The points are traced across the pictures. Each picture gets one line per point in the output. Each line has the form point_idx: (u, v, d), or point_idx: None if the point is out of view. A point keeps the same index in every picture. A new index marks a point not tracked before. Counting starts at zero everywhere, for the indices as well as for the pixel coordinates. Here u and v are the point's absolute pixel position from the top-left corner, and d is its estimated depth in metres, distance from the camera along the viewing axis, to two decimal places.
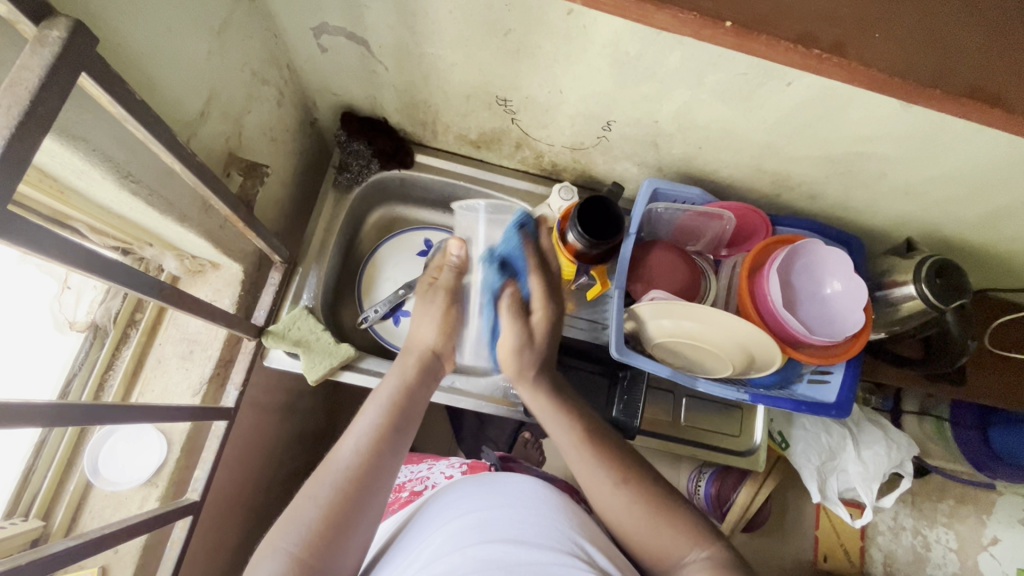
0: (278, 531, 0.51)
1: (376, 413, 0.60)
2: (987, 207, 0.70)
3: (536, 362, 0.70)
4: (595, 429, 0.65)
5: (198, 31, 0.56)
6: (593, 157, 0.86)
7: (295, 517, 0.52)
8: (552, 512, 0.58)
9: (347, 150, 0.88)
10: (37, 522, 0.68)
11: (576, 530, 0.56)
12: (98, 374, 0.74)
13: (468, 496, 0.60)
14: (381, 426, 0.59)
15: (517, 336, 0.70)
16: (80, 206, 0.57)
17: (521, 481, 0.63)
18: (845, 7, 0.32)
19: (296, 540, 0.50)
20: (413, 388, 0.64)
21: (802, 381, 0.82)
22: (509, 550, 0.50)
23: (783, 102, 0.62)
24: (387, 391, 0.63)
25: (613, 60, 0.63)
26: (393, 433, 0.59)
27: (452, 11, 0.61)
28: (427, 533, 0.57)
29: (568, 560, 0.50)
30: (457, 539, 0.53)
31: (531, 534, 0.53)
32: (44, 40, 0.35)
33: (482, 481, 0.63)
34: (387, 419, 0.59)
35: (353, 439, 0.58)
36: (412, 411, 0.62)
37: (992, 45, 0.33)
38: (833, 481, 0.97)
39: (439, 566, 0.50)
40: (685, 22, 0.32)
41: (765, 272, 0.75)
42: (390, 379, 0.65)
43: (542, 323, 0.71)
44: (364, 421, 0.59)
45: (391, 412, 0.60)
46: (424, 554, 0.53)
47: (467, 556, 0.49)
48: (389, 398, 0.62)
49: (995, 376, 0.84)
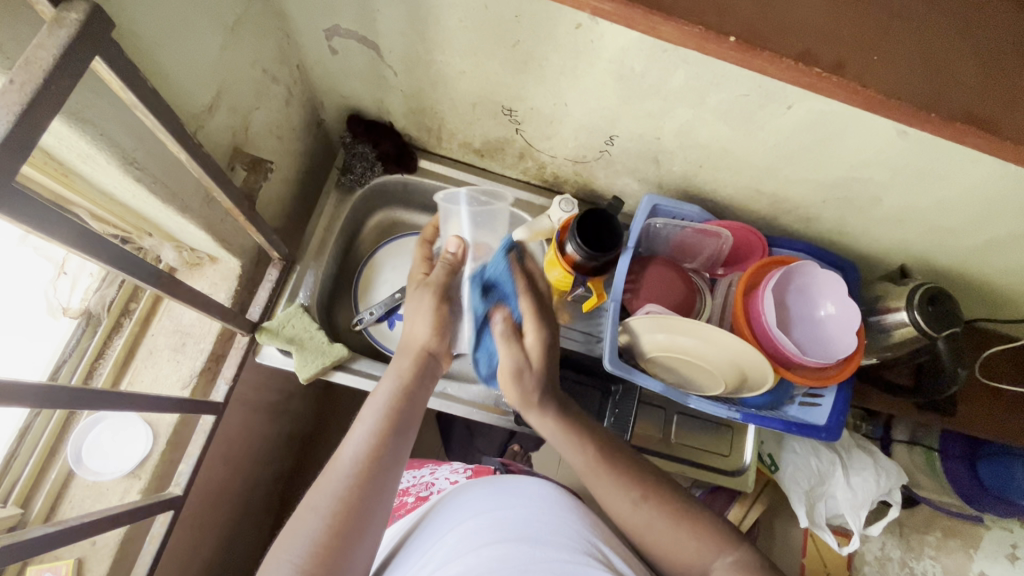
0: (284, 543, 0.51)
1: (372, 420, 0.59)
2: (980, 237, 0.72)
3: (538, 387, 0.67)
4: (607, 446, 0.64)
5: (211, 25, 0.57)
6: (594, 171, 0.87)
7: (299, 529, 0.51)
8: (565, 512, 0.58)
9: (352, 151, 0.89)
10: (15, 510, 0.67)
11: (589, 529, 0.56)
12: (88, 362, 0.73)
13: (482, 496, 0.61)
14: (380, 432, 0.58)
15: (515, 360, 0.68)
16: (83, 190, 0.58)
17: (531, 482, 0.64)
18: (846, 29, 0.33)
19: (302, 550, 0.50)
20: (411, 388, 0.64)
21: (793, 404, 0.82)
22: (522, 550, 0.51)
23: (783, 125, 0.64)
24: (382, 395, 0.62)
25: (618, 75, 0.64)
26: (392, 438, 0.58)
27: (463, 20, 0.62)
28: (441, 532, 0.58)
29: (583, 559, 0.51)
30: (472, 538, 0.53)
31: (544, 531, 0.54)
32: (62, 21, 0.36)
33: (492, 482, 0.64)
34: (384, 423, 0.59)
35: (351, 447, 0.57)
36: (411, 411, 0.62)
37: (985, 74, 0.34)
38: (822, 506, 0.97)
39: (455, 566, 0.50)
40: (690, 35, 0.33)
41: (759, 291, 0.75)
42: (384, 382, 0.64)
43: (536, 345, 0.69)
44: (362, 426, 0.59)
45: (389, 415, 0.60)
46: (439, 554, 0.54)
47: (484, 556, 0.50)
48: (386, 402, 0.61)
49: (986, 407, 0.84)
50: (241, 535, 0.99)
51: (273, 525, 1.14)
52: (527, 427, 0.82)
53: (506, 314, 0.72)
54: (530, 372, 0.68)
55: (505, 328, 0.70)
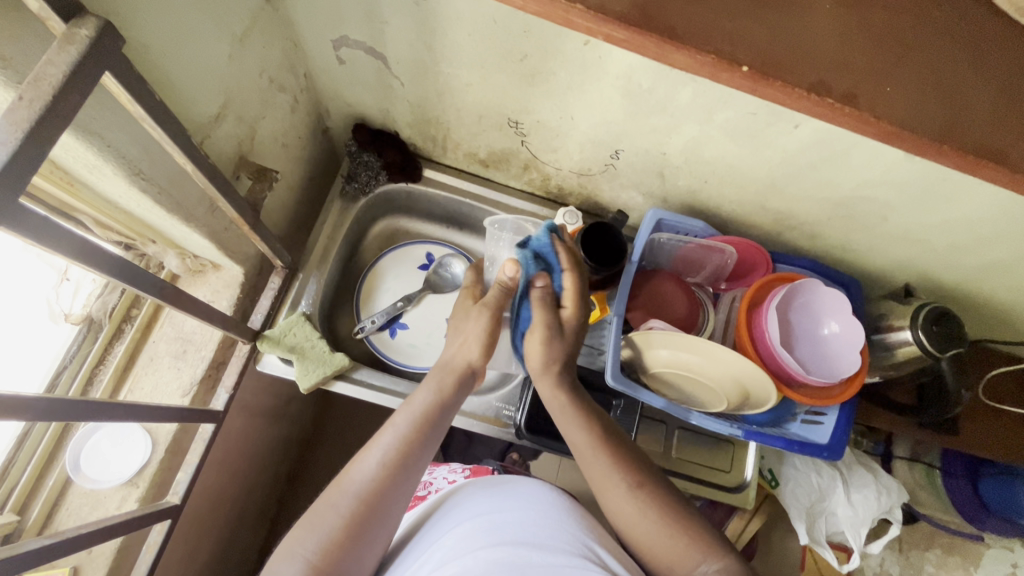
0: (295, 537, 0.52)
1: (403, 426, 0.58)
2: (985, 258, 0.71)
3: (562, 356, 0.66)
4: (609, 431, 0.64)
5: (219, 35, 0.57)
6: (599, 184, 0.87)
7: (310, 524, 0.52)
8: (562, 515, 0.57)
9: (357, 159, 0.89)
10: (12, 517, 0.66)
11: (586, 533, 0.56)
12: (88, 369, 0.73)
13: (482, 499, 0.60)
14: (408, 440, 0.57)
15: (547, 327, 0.66)
16: (88, 199, 0.57)
17: (531, 486, 0.63)
18: (858, 59, 0.33)
19: (313, 544, 0.50)
20: (448, 403, 0.62)
21: (795, 420, 0.81)
22: (519, 553, 0.50)
23: (789, 144, 0.64)
24: (417, 405, 0.60)
25: (625, 91, 0.64)
26: (419, 446, 0.57)
27: (471, 34, 0.63)
28: (440, 534, 0.57)
29: (578, 562, 0.50)
30: (469, 541, 0.53)
31: (541, 535, 0.53)
32: (72, 38, 0.35)
33: (491, 484, 0.63)
34: (414, 431, 0.58)
35: (376, 449, 0.56)
36: (440, 426, 0.60)
37: (998, 107, 0.34)
38: (822, 523, 0.97)
39: (451, 568, 0.50)
40: (703, 64, 0.32)
41: (763, 309, 0.75)
42: (420, 392, 0.62)
43: (573, 318, 0.67)
44: (389, 433, 0.57)
45: (420, 426, 0.58)
46: (437, 555, 0.53)
47: (480, 559, 0.49)
48: (420, 411, 0.59)
49: (988, 429, 0.83)
50: (238, 541, 0.99)
51: (269, 531, 1.14)
52: (528, 441, 0.82)
53: (548, 286, 0.68)
54: (561, 339, 0.66)
55: (544, 295, 0.67)
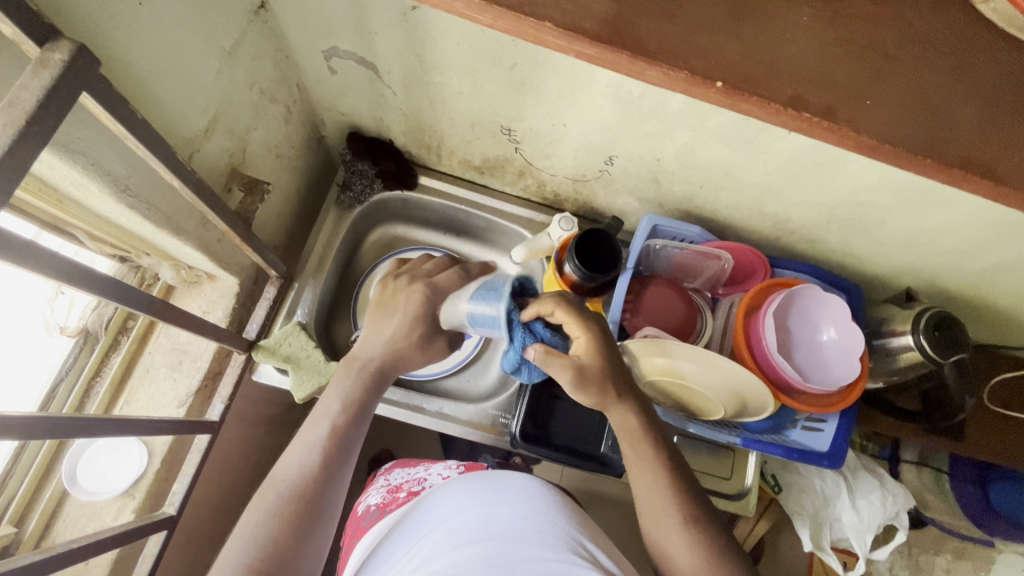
0: (231, 545, 0.49)
1: (329, 415, 0.56)
2: (988, 262, 0.70)
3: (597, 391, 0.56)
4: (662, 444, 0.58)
5: (207, 50, 0.57)
6: (595, 190, 0.86)
7: (245, 527, 0.50)
8: (552, 508, 0.57)
9: (352, 168, 0.89)
10: (9, 530, 0.67)
11: (576, 526, 0.55)
12: (85, 381, 0.74)
13: (469, 489, 0.59)
14: (334, 428, 0.55)
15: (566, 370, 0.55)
16: (78, 214, 0.58)
17: (521, 477, 0.62)
18: (839, 74, 0.32)
19: (250, 549, 0.48)
20: (375, 387, 0.59)
21: (795, 428, 0.78)
22: (507, 549, 0.50)
23: (782, 149, 0.63)
24: (336, 397, 0.58)
25: (616, 98, 0.64)
26: (346, 434, 0.55)
27: (460, 43, 0.62)
28: (427, 528, 0.57)
29: (568, 557, 0.50)
30: (456, 536, 0.52)
31: (530, 530, 0.52)
32: (46, 62, 0.36)
33: (479, 476, 0.62)
34: (342, 418, 0.56)
35: (302, 448, 0.55)
36: (366, 412, 0.58)
37: (986, 119, 0.33)
38: (827, 530, 0.95)
39: (440, 563, 0.49)
40: (677, 80, 0.32)
41: (761, 315, 0.74)
42: (333, 388, 0.59)
43: (582, 347, 0.56)
44: (314, 430, 0.56)
45: (348, 413, 0.56)
46: (425, 550, 0.53)
47: (468, 554, 0.49)
48: (340, 403, 0.57)
49: (995, 435, 0.81)
50: None
51: None
52: (523, 450, 0.81)
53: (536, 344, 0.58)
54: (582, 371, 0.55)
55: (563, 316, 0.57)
